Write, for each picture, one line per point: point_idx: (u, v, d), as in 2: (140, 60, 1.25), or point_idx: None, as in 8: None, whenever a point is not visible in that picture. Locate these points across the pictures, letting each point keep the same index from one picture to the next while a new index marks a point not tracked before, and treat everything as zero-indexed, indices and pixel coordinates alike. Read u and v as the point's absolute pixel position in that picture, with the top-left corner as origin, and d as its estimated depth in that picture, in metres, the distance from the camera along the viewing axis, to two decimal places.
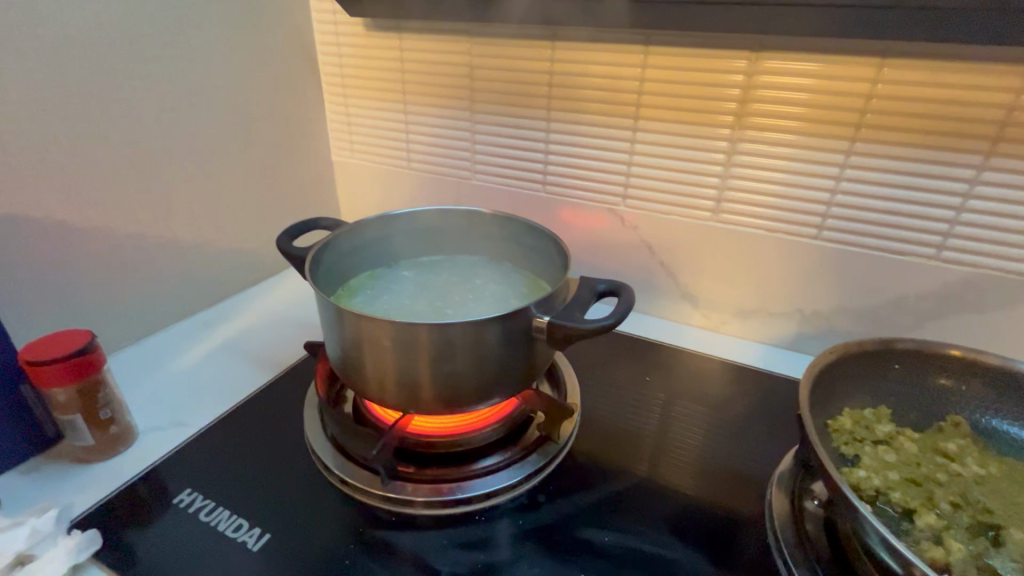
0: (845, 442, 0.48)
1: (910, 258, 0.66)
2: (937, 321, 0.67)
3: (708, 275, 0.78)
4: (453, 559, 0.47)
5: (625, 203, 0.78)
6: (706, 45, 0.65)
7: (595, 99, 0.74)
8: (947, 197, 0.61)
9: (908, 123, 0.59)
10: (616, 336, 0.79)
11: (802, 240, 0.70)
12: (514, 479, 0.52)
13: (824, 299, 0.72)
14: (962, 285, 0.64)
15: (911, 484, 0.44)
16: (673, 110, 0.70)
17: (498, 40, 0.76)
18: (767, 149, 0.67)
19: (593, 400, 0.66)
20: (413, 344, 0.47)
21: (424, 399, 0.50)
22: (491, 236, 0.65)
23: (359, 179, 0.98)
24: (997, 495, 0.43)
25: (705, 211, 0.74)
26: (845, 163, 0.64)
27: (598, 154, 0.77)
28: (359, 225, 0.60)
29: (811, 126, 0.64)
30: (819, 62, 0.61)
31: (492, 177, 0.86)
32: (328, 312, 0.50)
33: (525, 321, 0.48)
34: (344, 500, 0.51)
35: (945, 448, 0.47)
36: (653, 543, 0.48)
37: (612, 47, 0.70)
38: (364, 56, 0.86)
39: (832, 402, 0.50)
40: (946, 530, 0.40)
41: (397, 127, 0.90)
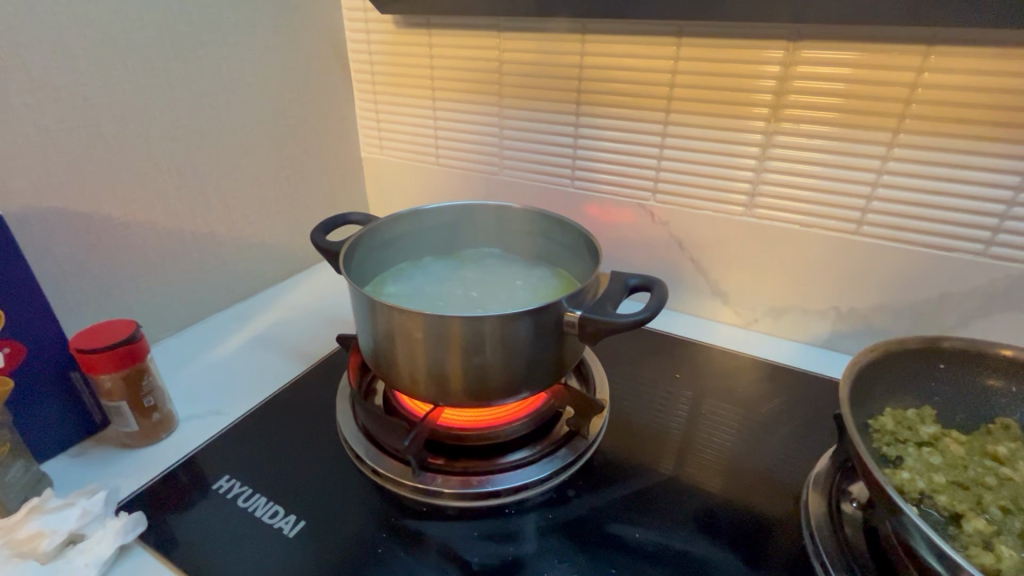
0: (887, 443, 0.46)
1: (956, 254, 0.63)
2: (982, 319, 0.64)
3: (739, 270, 0.76)
4: (484, 550, 0.47)
5: (655, 197, 0.77)
6: (741, 36, 0.64)
7: (625, 92, 0.73)
8: (997, 190, 0.58)
9: (957, 113, 0.57)
10: (644, 333, 0.78)
11: (841, 235, 0.68)
12: (544, 473, 0.52)
13: (861, 297, 0.70)
14: (1011, 282, 0.62)
15: (958, 487, 0.42)
16: (706, 103, 0.69)
17: (527, 34, 0.75)
18: (804, 141, 0.65)
19: (621, 397, 0.65)
20: (445, 337, 0.47)
21: (454, 392, 0.50)
22: (520, 232, 0.65)
23: (387, 175, 0.99)
24: None
25: (738, 205, 0.72)
26: (887, 155, 0.62)
27: (627, 148, 0.76)
28: (390, 221, 0.60)
29: (851, 117, 0.62)
30: (860, 51, 0.59)
31: (520, 172, 0.86)
32: (362, 305, 0.51)
33: (556, 316, 0.48)
34: (376, 490, 0.52)
35: (994, 451, 0.45)
36: (685, 541, 0.48)
37: (643, 40, 0.69)
38: (394, 53, 0.87)
39: (872, 402, 0.48)
40: (996, 536, 0.39)
41: (425, 124, 0.90)
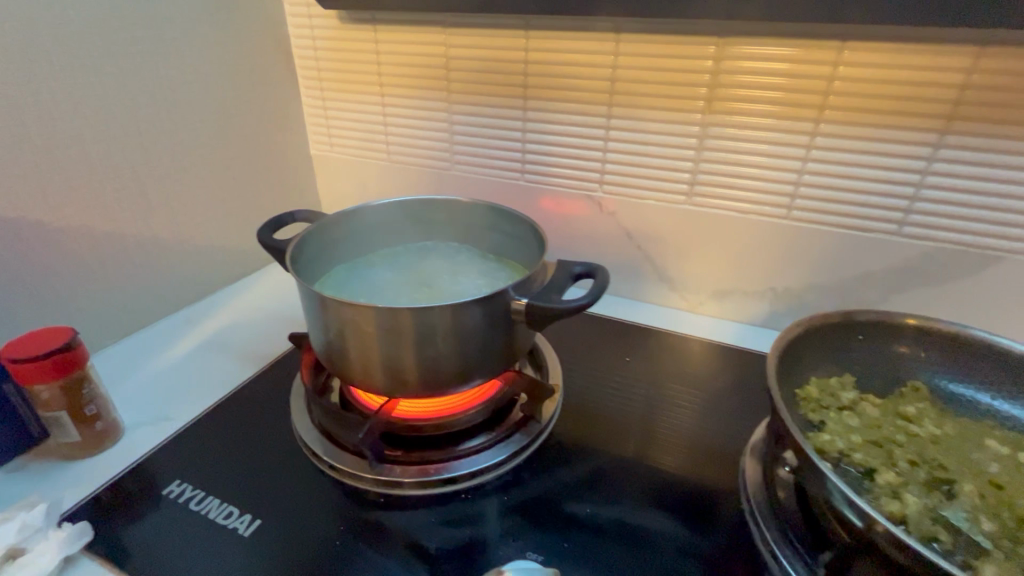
0: (812, 409, 0.50)
1: (874, 234, 0.68)
2: (899, 294, 0.70)
3: (683, 256, 0.80)
4: (442, 535, 0.48)
5: (602, 189, 0.80)
6: (675, 32, 0.67)
7: (569, 87, 0.75)
8: (907, 174, 0.64)
9: (869, 104, 0.62)
10: (597, 320, 0.80)
11: (774, 220, 0.72)
12: (500, 457, 0.54)
13: (795, 278, 0.74)
14: (923, 259, 0.67)
15: (873, 445, 0.46)
16: (646, 97, 0.72)
17: (472, 30, 0.76)
18: (736, 132, 0.69)
19: (574, 382, 0.67)
20: (396, 329, 0.48)
21: (408, 383, 0.51)
22: (471, 224, 0.66)
23: (339, 172, 0.98)
24: (951, 452, 0.46)
25: (680, 194, 0.76)
26: (811, 144, 0.66)
27: (574, 141, 0.78)
28: (338, 217, 0.60)
29: (777, 109, 0.66)
30: (782, 47, 0.63)
31: (472, 167, 0.87)
32: (311, 302, 0.51)
33: (503, 304, 0.49)
34: (334, 485, 0.53)
35: (905, 411, 0.49)
36: (633, 512, 0.50)
37: (584, 36, 0.71)
38: (340, 48, 0.86)
39: (799, 373, 0.52)
40: (904, 486, 0.43)
41: (375, 120, 0.90)
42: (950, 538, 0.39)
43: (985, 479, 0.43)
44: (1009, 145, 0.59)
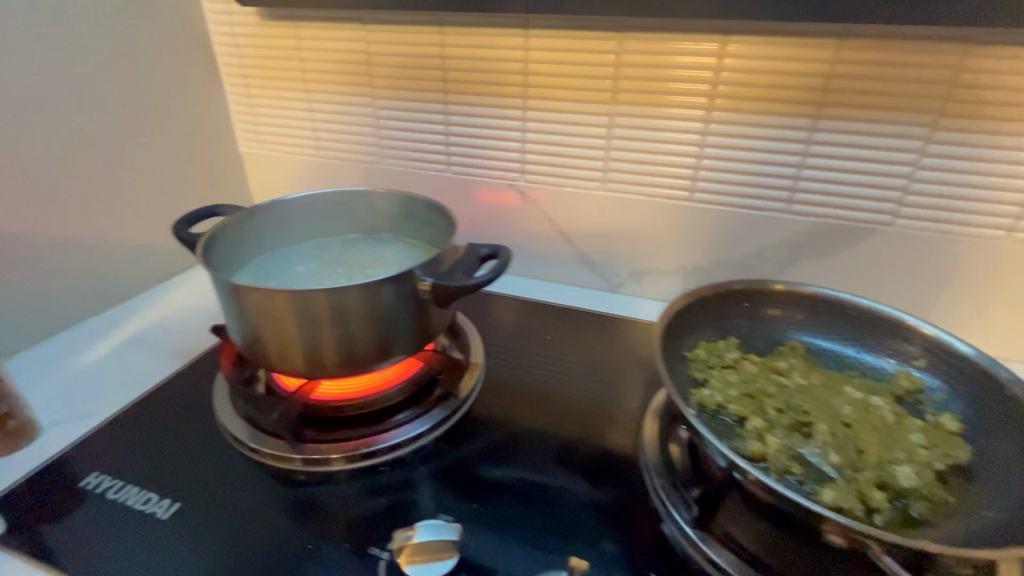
0: (699, 369, 0.55)
1: (767, 212, 0.74)
2: (793, 266, 0.77)
3: (602, 240, 0.84)
4: (360, 504, 0.51)
5: (524, 178, 0.84)
6: (578, 28, 0.71)
7: (486, 81, 0.78)
8: (789, 156, 0.70)
9: (752, 92, 0.68)
10: (524, 303, 0.84)
11: (679, 202, 0.78)
12: (418, 431, 0.57)
13: (702, 256, 0.80)
14: (810, 234, 0.74)
15: (747, 397, 0.52)
16: (556, 89, 0.76)
17: (390, 27, 0.79)
18: (640, 120, 0.74)
19: (496, 361, 0.71)
20: (306, 312, 0.50)
21: (324, 365, 0.54)
22: (389, 214, 0.68)
23: (269, 170, 0.98)
24: (813, 399, 0.51)
25: (594, 181, 0.80)
26: (706, 130, 0.72)
27: (494, 133, 0.82)
28: (256, 210, 0.63)
29: (673, 98, 0.71)
30: (673, 42, 0.68)
31: (400, 161, 0.89)
32: (223, 291, 0.53)
33: (412, 283, 0.52)
34: (255, 467, 0.54)
35: (779, 366, 0.55)
36: (541, 472, 0.54)
37: (495, 32, 0.75)
38: (262, 45, 0.87)
39: (689, 338, 0.58)
40: (769, 429, 0.48)
41: (302, 116, 0.91)
42: (802, 470, 0.44)
43: (837, 420, 0.49)
44: (871, 128, 0.65)
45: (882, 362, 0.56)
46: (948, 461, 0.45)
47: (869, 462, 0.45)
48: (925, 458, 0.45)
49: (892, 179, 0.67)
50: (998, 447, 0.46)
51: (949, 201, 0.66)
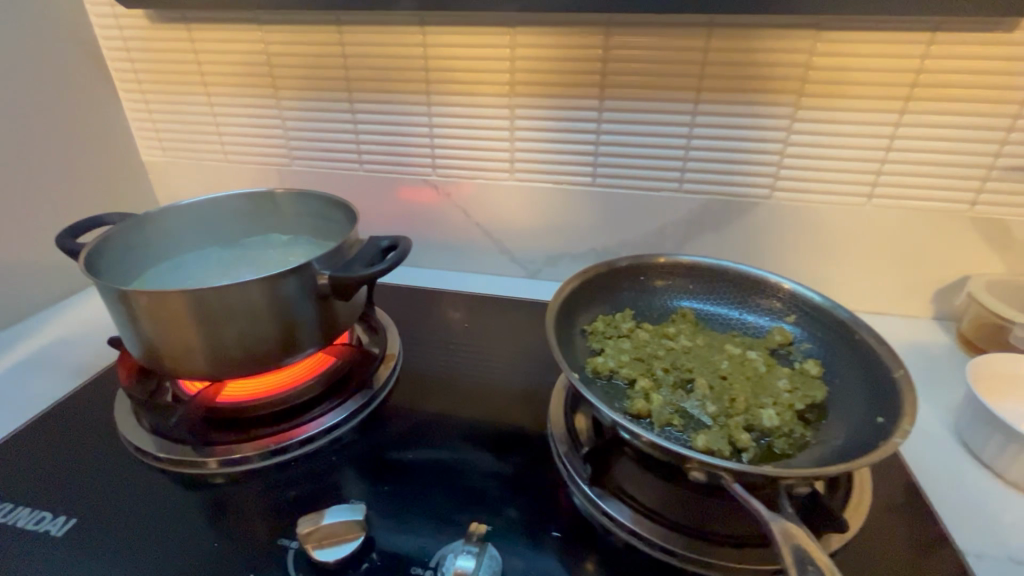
0: (596, 340, 0.59)
1: (663, 192, 0.80)
2: (691, 242, 0.82)
3: (516, 228, 0.87)
4: (270, 499, 0.51)
5: (436, 173, 0.86)
6: (472, 24, 0.73)
7: (389, 78, 0.79)
8: (676, 139, 0.75)
9: (638, 80, 0.72)
10: (445, 295, 0.86)
11: (583, 187, 0.82)
12: (330, 423, 0.58)
13: (610, 237, 0.85)
14: (702, 210, 0.80)
15: (637, 361, 0.56)
16: (458, 83, 0.78)
17: (287, 26, 0.78)
18: (539, 111, 0.77)
19: (415, 352, 0.73)
20: (200, 313, 0.50)
21: (226, 365, 0.53)
22: (293, 214, 0.68)
23: (175, 178, 0.95)
24: (696, 358, 0.56)
25: (503, 171, 0.83)
26: (601, 118, 0.76)
27: (402, 129, 0.83)
28: (152, 214, 0.62)
29: (567, 89, 0.75)
30: (561, 35, 0.72)
31: (311, 161, 0.89)
32: (110, 299, 0.51)
33: (311, 276, 0.53)
34: (159, 475, 0.53)
35: (668, 331, 0.60)
36: (452, 451, 0.56)
37: (393, 30, 0.76)
38: (154, 49, 0.84)
39: (587, 313, 0.61)
40: (654, 388, 0.52)
41: (205, 120, 0.89)
42: (681, 421, 0.49)
43: (716, 374, 0.54)
44: (744, 109, 0.71)
45: (759, 320, 0.61)
46: (807, 400, 0.51)
47: (739, 408, 0.50)
48: (787, 400, 0.51)
49: (766, 156, 0.74)
50: (849, 384, 0.52)
51: (815, 174, 0.73)
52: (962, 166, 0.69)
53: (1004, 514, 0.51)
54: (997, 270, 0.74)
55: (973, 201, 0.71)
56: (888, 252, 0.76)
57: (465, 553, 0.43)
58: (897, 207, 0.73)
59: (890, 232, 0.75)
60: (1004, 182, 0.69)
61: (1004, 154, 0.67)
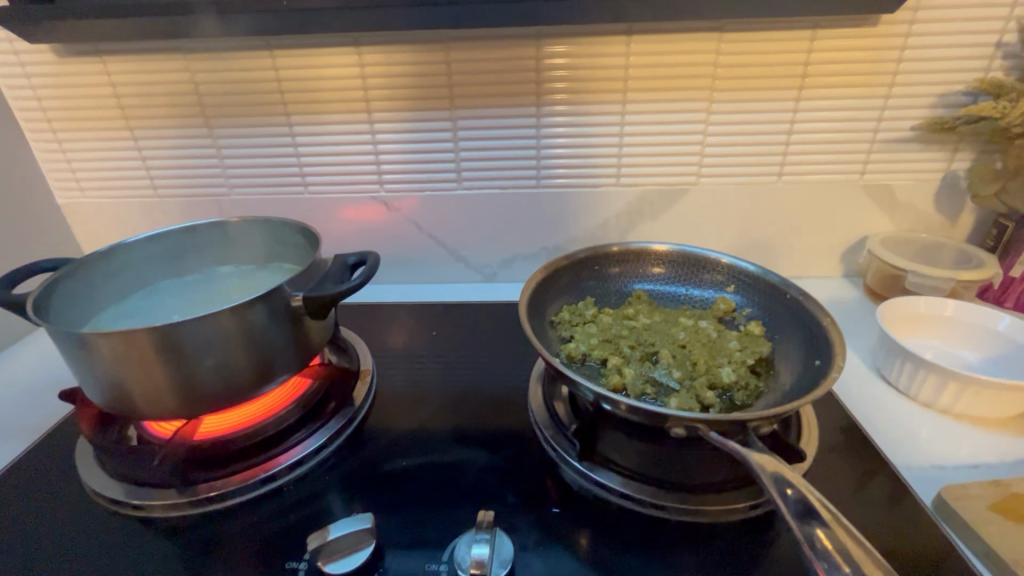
0: (565, 329, 0.63)
1: (603, 187, 0.86)
2: (633, 231, 0.89)
3: (469, 235, 0.90)
4: (267, 528, 0.51)
5: (384, 189, 0.87)
6: (407, 43, 0.76)
7: (328, 99, 0.80)
8: (610, 137, 0.81)
9: (571, 86, 0.78)
10: (407, 308, 0.88)
11: (529, 190, 0.86)
12: (317, 444, 0.58)
13: (558, 235, 0.90)
14: (640, 201, 0.86)
15: (606, 342, 0.60)
16: (398, 99, 0.80)
17: (215, 54, 0.77)
18: (481, 121, 0.81)
19: (389, 366, 0.74)
20: (173, 349, 0.48)
21: (202, 400, 0.52)
22: (249, 240, 0.68)
23: (99, 218, 0.89)
24: (656, 333, 0.62)
25: (451, 181, 0.86)
26: (539, 124, 0.81)
27: (345, 149, 0.83)
28: (109, 250, 0.61)
29: (506, 98, 0.79)
30: (494, 49, 0.76)
31: (252, 188, 0.87)
32: (67, 346, 0.49)
33: (283, 299, 0.53)
34: (142, 524, 0.51)
35: (628, 312, 0.65)
36: (444, 453, 0.58)
37: (327, 52, 0.76)
38: (66, 85, 0.79)
39: (553, 306, 0.65)
40: (625, 364, 0.57)
41: (129, 155, 0.84)
42: (654, 389, 0.54)
43: (676, 344, 0.60)
44: (667, 106, 0.79)
45: (706, 292, 0.68)
46: (756, 355, 0.58)
47: (701, 370, 0.55)
48: (740, 357, 0.57)
49: (690, 146, 0.82)
50: (787, 337, 0.59)
51: (733, 159, 0.82)
52: (850, 142, 0.80)
53: (921, 430, 0.61)
54: (888, 228, 0.86)
55: (863, 171, 0.82)
56: (800, 222, 0.87)
57: (478, 541, 0.45)
58: (803, 182, 0.84)
59: (800, 204, 0.85)
60: (884, 153, 0.81)
61: (881, 129, 0.79)
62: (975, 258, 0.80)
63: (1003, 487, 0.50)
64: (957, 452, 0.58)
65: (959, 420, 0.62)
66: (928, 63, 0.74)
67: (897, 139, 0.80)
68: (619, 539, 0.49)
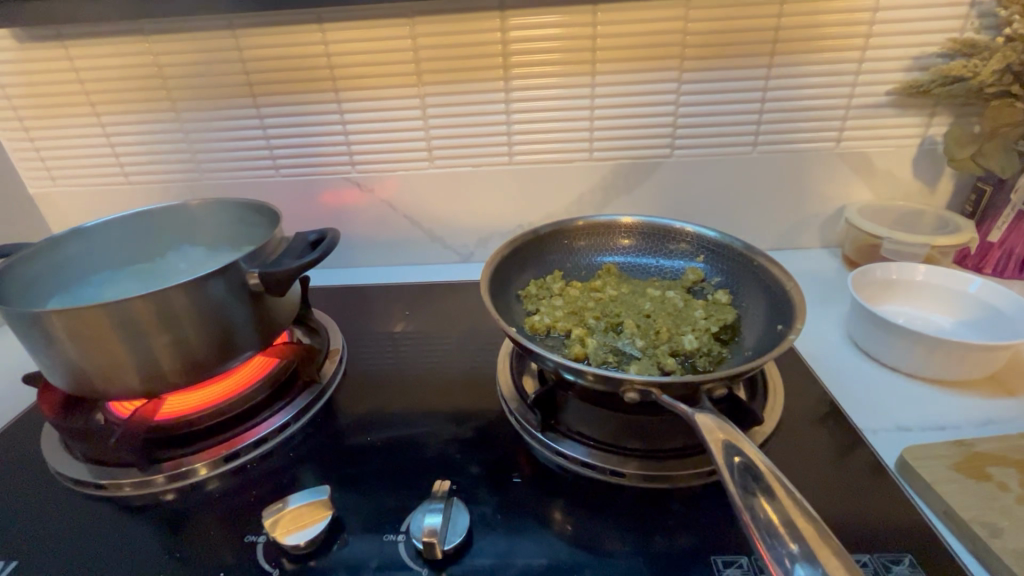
0: (531, 302, 0.63)
1: (575, 162, 0.85)
2: (609, 206, 0.88)
3: (444, 215, 0.90)
4: (230, 502, 0.51)
5: (356, 170, 0.86)
6: (370, 17, 0.74)
7: (294, 79, 0.79)
8: (580, 110, 0.80)
9: (540, 58, 0.76)
10: (383, 289, 0.87)
11: (503, 166, 0.85)
12: (283, 422, 0.58)
13: (533, 212, 0.89)
14: (614, 175, 0.85)
15: (571, 314, 0.60)
16: (366, 75, 0.78)
17: (176, 35, 0.75)
18: (450, 96, 0.80)
19: (362, 347, 0.74)
20: (128, 326, 0.48)
21: (162, 378, 0.52)
22: (213, 224, 0.68)
23: (73, 207, 0.89)
24: (622, 304, 0.61)
25: (423, 160, 0.85)
26: (509, 98, 0.80)
27: (314, 129, 0.83)
28: (71, 232, 0.62)
29: (473, 71, 0.78)
30: (458, 20, 0.74)
31: (223, 172, 0.87)
32: (23, 327, 0.48)
33: (239, 275, 0.53)
34: (106, 503, 0.51)
35: (596, 284, 0.64)
36: (410, 428, 0.58)
37: (290, 30, 0.75)
38: (28, 71, 0.78)
39: (519, 280, 0.65)
40: (589, 334, 0.57)
41: (98, 142, 0.84)
42: (616, 358, 0.54)
43: (641, 314, 0.59)
44: (638, 76, 0.77)
45: (675, 263, 0.67)
46: (721, 322, 0.58)
47: (664, 338, 0.55)
48: (704, 325, 0.57)
49: (663, 118, 0.80)
50: (753, 304, 0.59)
51: (707, 129, 0.81)
52: (825, 109, 0.79)
53: (890, 394, 0.61)
54: (866, 197, 0.85)
55: (839, 138, 0.81)
56: (777, 193, 0.86)
57: (431, 510, 0.46)
58: (779, 151, 0.82)
59: (777, 174, 0.84)
60: (860, 119, 0.80)
61: (856, 95, 0.78)
62: (952, 223, 0.79)
63: (966, 446, 0.50)
64: (924, 415, 0.58)
65: (930, 383, 0.62)
66: (903, 24, 0.72)
67: (872, 105, 0.78)
68: (581, 506, 0.49)
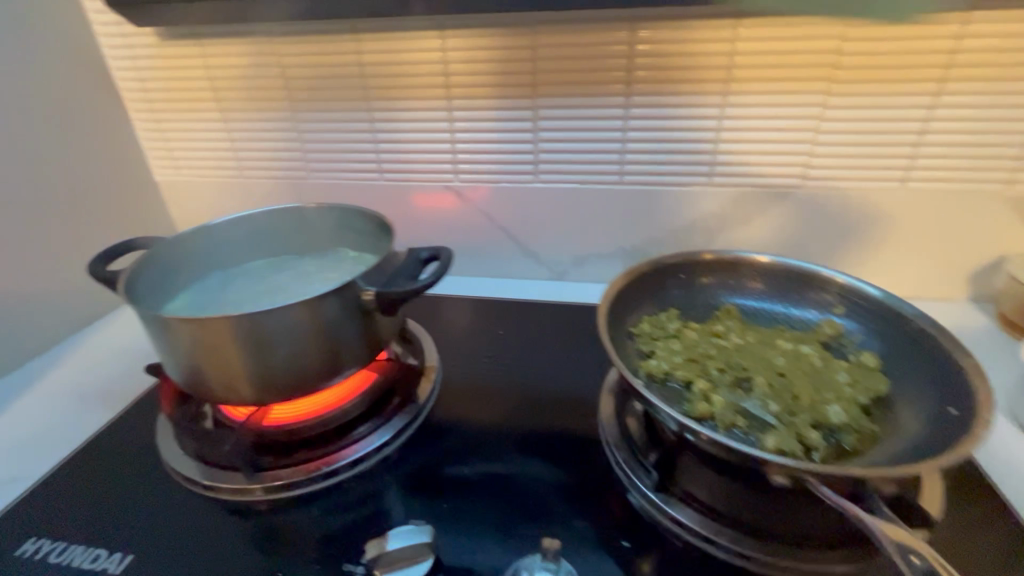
0: (645, 342, 0.58)
1: (691, 186, 0.78)
2: (723, 235, 0.81)
3: (542, 231, 0.86)
4: (328, 523, 0.50)
5: (459, 179, 0.84)
6: (492, 25, 0.72)
7: (408, 85, 0.78)
8: (704, 131, 0.74)
9: (667, 74, 0.71)
10: (474, 301, 0.85)
11: (610, 185, 0.81)
12: (380, 442, 0.57)
13: (637, 235, 0.84)
14: (733, 204, 0.78)
15: (690, 362, 0.55)
16: (481, 85, 0.76)
17: (301, 37, 0.77)
18: (564, 109, 0.76)
19: (453, 360, 0.71)
20: (249, 338, 0.48)
21: (273, 389, 0.52)
22: (324, 230, 0.69)
23: (191, 197, 0.94)
24: (748, 356, 0.55)
25: (527, 173, 0.82)
26: (627, 114, 0.75)
27: (422, 136, 0.82)
28: (197, 230, 0.64)
29: (592, 85, 0.74)
30: (583, 32, 0.70)
31: (330, 173, 0.88)
32: (154, 329, 0.50)
33: (354, 294, 0.52)
34: (211, 505, 0.52)
35: (717, 329, 0.59)
36: (507, 464, 0.55)
37: (411, 35, 0.74)
38: (165, 67, 0.82)
39: (632, 316, 0.61)
40: (712, 389, 0.51)
41: (219, 137, 0.87)
42: (746, 422, 0.48)
43: (772, 371, 0.53)
44: (776, 98, 0.70)
45: (808, 313, 0.61)
46: (869, 393, 0.50)
47: (802, 405, 0.49)
48: (850, 394, 0.50)
49: (798, 146, 0.73)
50: (909, 374, 0.51)
51: (849, 160, 0.72)
52: (998, 146, 0.68)
53: None
54: None
55: (1011, 180, 0.70)
56: (922, 236, 0.76)
57: None
58: (933, 190, 0.72)
59: (926, 215, 0.74)
60: None
61: None
62: None
63: None
64: None
65: None
66: None
67: None
68: None
